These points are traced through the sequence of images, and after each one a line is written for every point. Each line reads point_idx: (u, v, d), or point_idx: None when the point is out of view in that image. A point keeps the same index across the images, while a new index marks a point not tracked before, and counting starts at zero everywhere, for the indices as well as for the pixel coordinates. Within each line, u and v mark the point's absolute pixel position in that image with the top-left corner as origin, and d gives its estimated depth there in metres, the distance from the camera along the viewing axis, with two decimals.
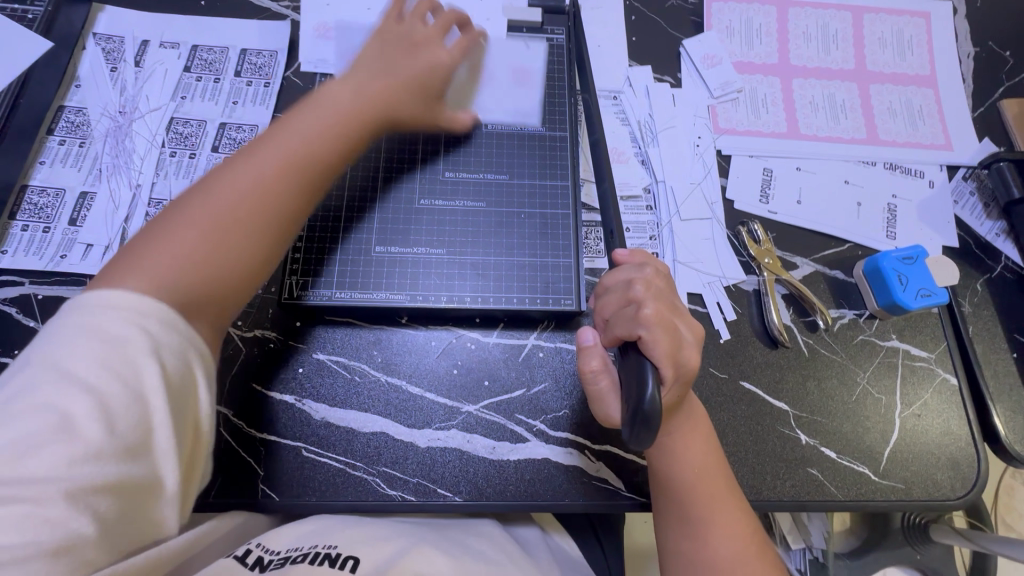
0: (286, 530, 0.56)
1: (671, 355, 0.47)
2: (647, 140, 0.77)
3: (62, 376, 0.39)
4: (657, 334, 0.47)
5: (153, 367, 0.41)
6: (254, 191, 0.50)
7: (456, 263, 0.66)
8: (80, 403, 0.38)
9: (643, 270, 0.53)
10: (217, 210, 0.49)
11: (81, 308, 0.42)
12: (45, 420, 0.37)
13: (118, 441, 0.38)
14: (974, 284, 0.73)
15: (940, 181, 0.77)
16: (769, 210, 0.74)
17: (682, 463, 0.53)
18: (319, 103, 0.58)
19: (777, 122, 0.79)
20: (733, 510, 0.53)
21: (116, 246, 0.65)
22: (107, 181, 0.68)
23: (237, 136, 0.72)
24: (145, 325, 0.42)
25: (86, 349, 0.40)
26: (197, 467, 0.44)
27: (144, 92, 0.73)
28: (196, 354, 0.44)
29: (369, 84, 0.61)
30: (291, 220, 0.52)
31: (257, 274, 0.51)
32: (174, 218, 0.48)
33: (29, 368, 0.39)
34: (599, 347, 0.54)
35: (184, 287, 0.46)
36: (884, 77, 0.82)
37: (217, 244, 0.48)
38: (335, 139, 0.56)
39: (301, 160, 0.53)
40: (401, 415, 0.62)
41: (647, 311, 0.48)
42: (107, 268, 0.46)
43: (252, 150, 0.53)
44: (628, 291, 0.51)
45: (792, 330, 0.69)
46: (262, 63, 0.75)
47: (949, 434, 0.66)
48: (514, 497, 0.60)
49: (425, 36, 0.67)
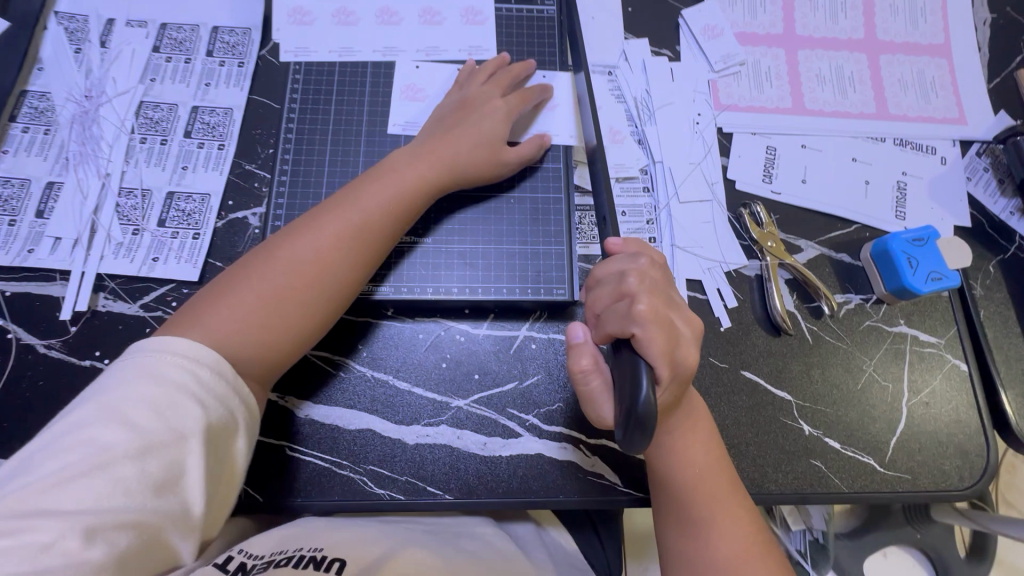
0: (261, 536, 0.54)
1: (667, 353, 0.45)
2: (644, 118, 0.73)
3: (114, 416, 0.42)
4: (652, 332, 0.44)
5: (196, 413, 0.44)
6: (313, 260, 0.53)
7: (443, 252, 0.63)
8: (124, 442, 0.41)
9: (637, 261, 0.50)
10: (278, 267, 0.52)
11: (148, 352, 0.46)
12: (93, 456, 0.40)
13: (156, 479, 0.42)
14: (987, 266, 0.70)
15: (953, 157, 0.73)
16: (773, 190, 0.71)
17: (683, 462, 0.52)
18: (387, 171, 0.58)
19: (781, 97, 0.75)
20: (735, 510, 0.51)
21: (85, 239, 0.62)
22: (75, 170, 0.65)
23: (211, 120, 0.68)
24: (200, 375, 0.46)
25: (140, 392, 0.44)
26: (224, 502, 0.47)
27: (111, 75, 0.69)
28: (236, 403, 0.47)
29: (429, 148, 0.60)
30: (343, 292, 0.54)
31: (307, 338, 0.54)
32: (241, 278, 0.52)
33: (89, 406, 0.43)
34: (590, 345, 0.51)
35: (243, 344, 0.50)
36: (894, 47, 0.77)
37: (273, 305, 0.51)
38: (392, 213, 0.56)
39: (358, 235, 0.54)
40: (388, 412, 0.60)
41: (641, 307, 0.45)
42: (183, 312, 0.51)
43: (317, 216, 0.55)
44: (621, 284, 0.48)
45: (795, 317, 0.66)
46: (235, 42, 0.71)
47: (958, 422, 0.64)
48: (507, 495, 0.58)
49: (487, 88, 0.65)
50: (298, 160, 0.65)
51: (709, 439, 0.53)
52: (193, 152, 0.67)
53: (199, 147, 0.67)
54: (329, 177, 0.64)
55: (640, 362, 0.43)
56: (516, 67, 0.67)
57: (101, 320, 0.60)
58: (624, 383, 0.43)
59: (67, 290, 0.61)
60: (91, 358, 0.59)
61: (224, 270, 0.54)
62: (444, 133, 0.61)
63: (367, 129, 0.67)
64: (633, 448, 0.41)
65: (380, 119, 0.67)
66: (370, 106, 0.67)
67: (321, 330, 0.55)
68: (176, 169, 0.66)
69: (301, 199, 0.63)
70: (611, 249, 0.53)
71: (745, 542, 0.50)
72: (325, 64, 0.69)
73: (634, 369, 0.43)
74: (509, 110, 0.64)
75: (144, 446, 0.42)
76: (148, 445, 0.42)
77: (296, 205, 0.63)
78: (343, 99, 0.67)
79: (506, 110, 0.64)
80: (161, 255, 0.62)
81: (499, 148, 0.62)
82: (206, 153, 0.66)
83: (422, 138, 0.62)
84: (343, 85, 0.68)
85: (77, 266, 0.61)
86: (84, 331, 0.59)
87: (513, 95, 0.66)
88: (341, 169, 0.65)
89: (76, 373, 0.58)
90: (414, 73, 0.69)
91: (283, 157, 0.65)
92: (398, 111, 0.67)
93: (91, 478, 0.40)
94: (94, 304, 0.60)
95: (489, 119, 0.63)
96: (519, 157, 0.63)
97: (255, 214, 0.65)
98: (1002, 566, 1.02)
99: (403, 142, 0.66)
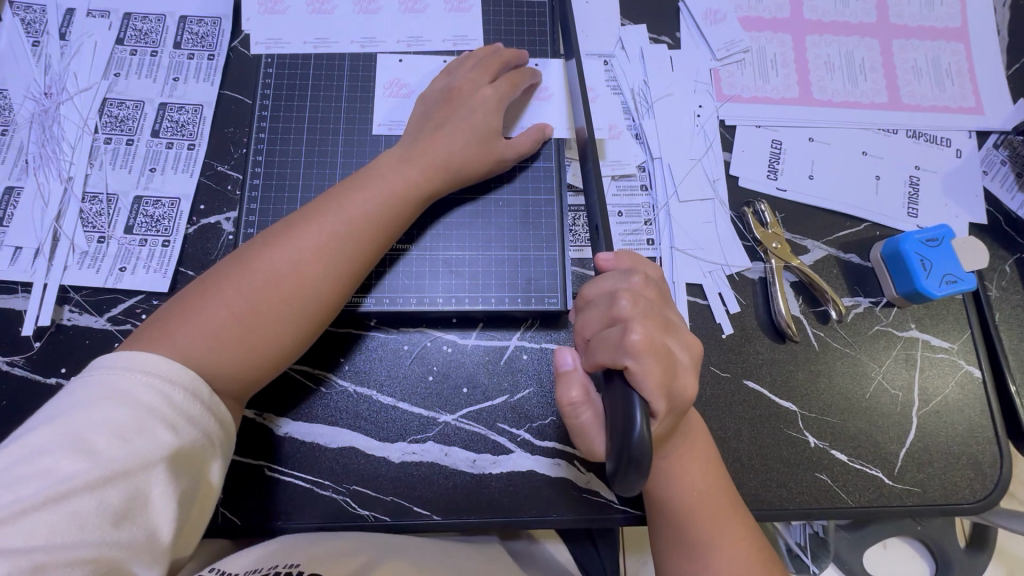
0: (237, 555, 0.48)
1: (663, 385, 0.43)
2: (641, 111, 0.68)
3: (70, 441, 0.37)
4: (647, 364, 0.42)
5: (166, 437, 0.39)
6: (297, 270, 0.48)
7: (427, 259, 0.60)
8: (80, 470, 0.36)
9: (629, 282, 0.48)
10: (254, 280, 0.47)
11: (112, 369, 0.41)
12: (44, 486, 0.35)
13: (119, 510, 0.37)
14: (1002, 265, 0.66)
15: (969, 150, 0.69)
16: (778, 187, 0.67)
17: (680, 483, 0.49)
18: (374, 175, 0.54)
19: (787, 87, 0.70)
20: (736, 530, 0.49)
21: (47, 248, 0.59)
22: (36, 174, 0.61)
23: (179, 118, 0.63)
24: (172, 395, 0.41)
25: (101, 414, 0.38)
26: (194, 531, 0.42)
27: (71, 70, 0.64)
28: (213, 425, 0.43)
29: (418, 149, 0.55)
30: (329, 305, 0.50)
31: (289, 355, 0.49)
32: (213, 292, 0.47)
33: (42, 429, 0.38)
34: (580, 372, 0.49)
35: (218, 363, 0.45)
36: (908, 31, 0.73)
37: (252, 319, 0.47)
38: (383, 219, 0.52)
39: (346, 243, 0.50)
40: (372, 429, 0.57)
41: (635, 336, 0.43)
42: (146, 328, 0.46)
43: (298, 224, 0.50)
44: (613, 309, 0.46)
45: (801, 322, 0.63)
46: (204, 33, 0.66)
47: (971, 431, 0.61)
48: (497, 514, 0.55)
49: (475, 74, 0.60)
50: (272, 161, 0.61)
51: (707, 457, 0.51)
52: (161, 152, 0.62)
53: (167, 148, 0.63)
54: (306, 179, 0.61)
55: (635, 395, 0.41)
56: (507, 54, 0.62)
57: (66, 334, 0.57)
58: (616, 415, 0.41)
59: (29, 303, 0.57)
60: (57, 375, 0.56)
61: (192, 281, 0.49)
62: (433, 131, 0.57)
63: (345, 126, 0.62)
64: (632, 488, 0.39)
65: (360, 115, 0.63)
66: (348, 102, 0.63)
67: (304, 345, 0.50)
68: (144, 172, 0.62)
69: (276, 203, 0.60)
70: (602, 266, 0.51)
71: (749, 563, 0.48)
72: (300, 57, 0.64)
73: (627, 401, 0.41)
74: (499, 98, 0.59)
75: (105, 475, 0.37)
76: (110, 472, 0.37)
77: (271, 210, 0.59)
78: (319, 95, 0.63)
79: (496, 98, 0.59)
80: (129, 264, 0.59)
81: (493, 143, 0.58)
82: (175, 153, 0.62)
83: (409, 137, 0.57)
84: (319, 79, 0.64)
85: (40, 278, 0.58)
86: (49, 347, 0.56)
87: (502, 79, 0.60)
88: (318, 171, 0.61)
89: (41, 391, 0.55)
90: (395, 64, 0.65)
91: (256, 158, 0.61)
92: (378, 106, 0.63)
93: (41, 511, 0.35)
94: (58, 317, 0.57)
95: (480, 112, 0.58)
96: (515, 154, 0.60)
97: (228, 219, 0.61)
98: (1003, 557, 1.00)
99: (383, 141, 0.62)
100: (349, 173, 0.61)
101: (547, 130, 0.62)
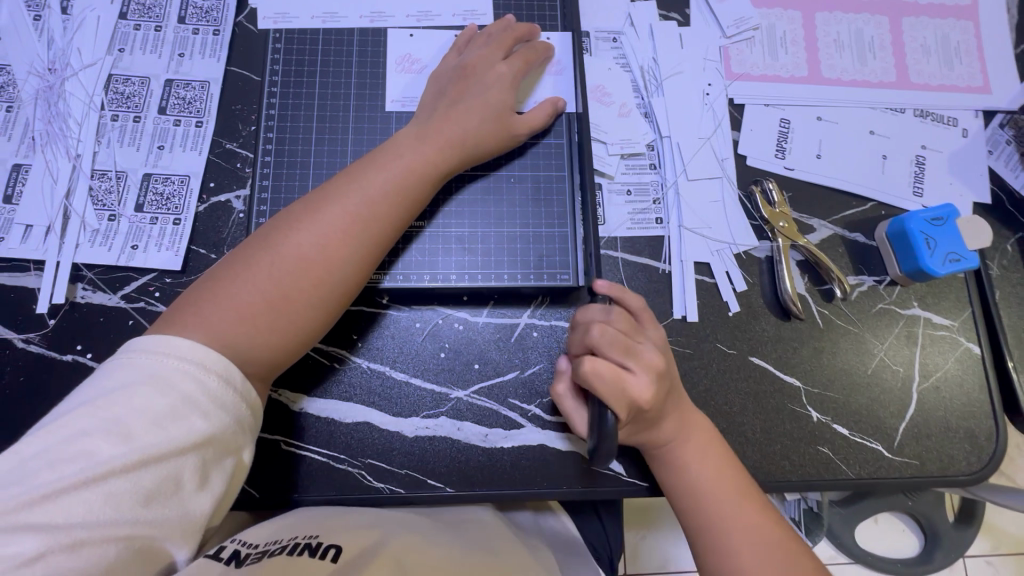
0: (258, 527, 0.50)
1: (619, 397, 0.48)
2: (651, 89, 0.68)
3: (107, 424, 0.38)
4: (606, 385, 0.48)
5: (199, 425, 0.40)
6: (322, 254, 0.48)
7: (440, 237, 0.60)
8: (116, 453, 0.37)
9: (607, 315, 0.53)
10: (282, 263, 0.48)
11: (148, 352, 0.42)
12: (82, 468, 0.36)
13: (154, 490, 0.38)
14: (1004, 245, 0.67)
15: (975, 129, 0.69)
16: (785, 166, 0.67)
17: (690, 471, 0.52)
18: (391, 154, 0.54)
19: (796, 65, 0.70)
20: (755, 514, 0.50)
21: (59, 225, 0.59)
22: (43, 151, 0.60)
23: (185, 94, 0.63)
24: (207, 383, 0.42)
25: (138, 399, 0.39)
26: (221, 512, 0.44)
27: (75, 45, 0.63)
28: (244, 412, 0.43)
29: (433, 127, 0.55)
30: (354, 286, 0.50)
31: (315, 336, 0.50)
32: (240, 275, 0.47)
33: (80, 410, 0.39)
34: (573, 370, 0.56)
35: (251, 347, 0.46)
36: (918, 9, 0.72)
37: (283, 304, 0.47)
38: (402, 200, 0.52)
39: (368, 225, 0.50)
40: (386, 404, 0.58)
41: (588, 364, 0.49)
42: (174, 310, 0.46)
43: (319, 205, 0.50)
44: (587, 338, 0.52)
45: (806, 300, 0.64)
46: (209, 7, 0.65)
47: (969, 406, 0.63)
48: (509, 486, 0.57)
49: (487, 50, 0.59)
50: (283, 139, 0.61)
51: (714, 449, 0.53)
52: (169, 130, 0.62)
53: (175, 125, 0.62)
54: (317, 156, 0.60)
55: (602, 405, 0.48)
56: (520, 29, 0.62)
57: (80, 311, 0.57)
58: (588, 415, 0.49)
59: (42, 281, 0.57)
60: (72, 352, 0.56)
61: (216, 265, 0.49)
62: (447, 109, 0.57)
63: (355, 103, 0.62)
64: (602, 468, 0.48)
65: (370, 92, 0.62)
66: (357, 78, 0.63)
67: (328, 327, 0.51)
68: (152, 149, 0.61)
69: (287, 181, 0.60)
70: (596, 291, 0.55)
71: (767, 543, 0.49)
72: (308, 32, 0.63)
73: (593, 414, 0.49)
74: (513, 75, 0.59)
75: (141, 459, 0.38)
76: (145, 458, 0.38)
77: (282, 188, 0.59)
78: (328, 71, 0.63)
79: (510, 75, 0.59)
80: (140, 242, 0.59)
81: (506, 119, 0.58)
82: (183, 131, 0.62)
83: (423, 115, 0.57)
84: (327, 55, 0.63)
85: (52, 256, 0.58)
86: (64, 324, 0.57)
87: (515, 56, 0.60)
88: (328, 149, 0.61)
89: (57, 368, 0.56)
90: (404, 38, 0.64)
91: (266, 135, 0.60)
92: (389, 83, 0.63)
93: (79, 491, 0.36)
94: (72, 295, 0.57)
95: (493, 88, 0.58)
96: (527, 130, 0.59)
97: (239, 197, 0.61)
98: (990, 530, 1.03)
99: (394, 119, 0.62)
100: (360, 150, 0.61)
101: (559, 103, 0.62)
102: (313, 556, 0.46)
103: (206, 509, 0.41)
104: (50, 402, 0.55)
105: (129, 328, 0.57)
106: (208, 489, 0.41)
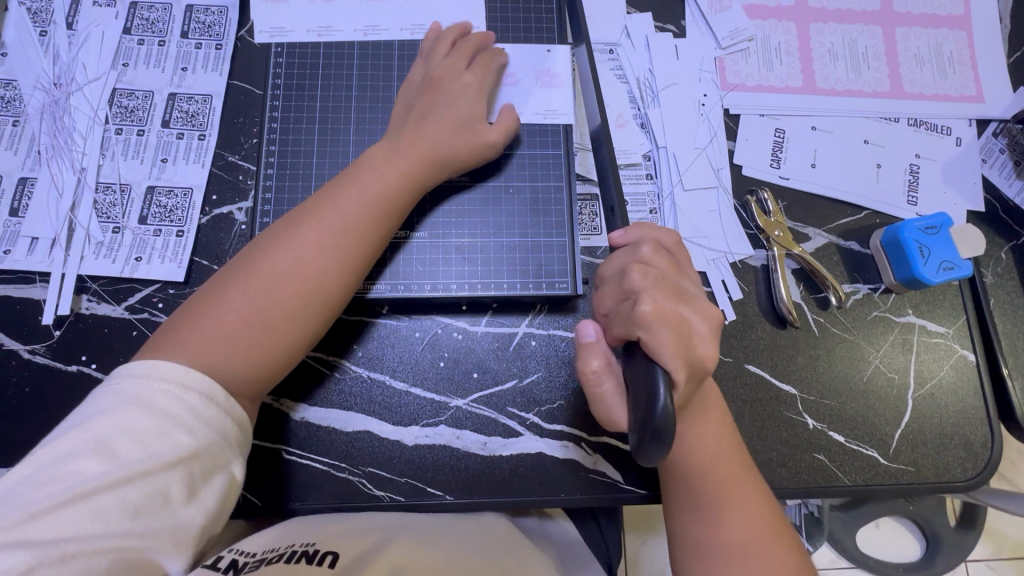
0: (252, 537, 0.50)
1: (681, 350, 0.43)
2: (647, 100, 0.69)
3: (94, 444, 0.39)
4: (659, 334, 0.43)
5: (184, 440, 0.41)
6: (298, 272, 0.49)
7: (440, 247, 0.61)
8: (104, 470, 0.38)
9: (636, 253, 0.49)
10: (260, 285, 0.48)
11: (131, 375, 0.43)
12: (68, 486, 0.37)
13: (143, 505, 0.39)
14: (998, 253, 0.68)
15: (969, 139, 0.70)
16: (781, 176, 0.68)
17: (673, 452, 0.51)
18: (362, 170, 0.54)
19: (791, 76, 0.71)
20: (712, 505, 0.50)
21: (63, 238, 0.60)
22: (49, 164, 0.62)
23: (188, 107, 0.64)
24: (190, 401, 0.43)
25: (122, 418, 0.40)
26: (213, 528, 0.44)
27: (80, 60, 0.64)
28: (230, 426, 0.44)
29: (405, 141, 0.56)
30: (333, 300, 0.51)
31: (300, 352, 0.51)
32: (220, 299, 0.48)
33: (68, 432, 0.40)
34: (601, 343, 0.49)
35: (233, 367, 0.46)
36: (911, 19, 0.73)
37: (263, 322, 0.48)
38: (380, 212, 0.53)
39: (343, 241, 0.51)
40: (387, 413, 0.58)
41: (646, 307, 0.44)
42: (157, 337, 0.47)
43: (294, 225, 0.51)
44: (625, 283, 0.47)
45: (801, 308, 0.64)
46: (211, 22, 0.66)
47: (963, 413, 0.63)
48: (507, 494, 0.57)
49: (451, 60, 0.60)
50: (285, 150, 0.61)
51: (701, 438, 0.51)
52: (172, 143, 0.63)
53: (178, 138, 0.63)
54: (318, 169, 0.61)
55: (658, 371, 0.41)
56: (476, 37, 0.63)
57: (85, 323, 0.58)
58: (639, 388, 0.42)
59: (47, 293, 0.58)
60: (77, 363, 0.57)
61: (196, 291, 0.50)
62: (416, 123, 0.57)
63: (356, 115, 0.63)
64: (651, 459, 0.40)
65: (370, 105, 0.63)
66: (358, 91, 0.64)
67: (312, 343, 0.52)
68: (156, 162, 0.62)
69: (290, 193, 0.60)
70: (614, 243, 0.52)
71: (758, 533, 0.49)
72: (309, 46, 0.64)
73: (650, 375, 0.42)
74: (480, 83, 0.60)
75: (127, 476, 0.39)
76: (132, 474, 0.39)
77: (284, 200, 0.60)
78: (330, 83, 0.64)
79: (475, 84, 0.60)
80: (144, 254, 0.60)
81: (476, 127, 0.59)
82: (186, 144, 0.63)
83: (395, 129, 0.58)
84: (328, 68, 0.64)
85: (57, 269, 0.59)
86: (69, 336, 0.58)
87: (478, 65, 0.61)
88: (330, 160, 0.62)
89: (63, 378, 0.56)
90: (404, 52, 0.65)
91: (267, 147, 0.61)
92: (390, 95, 0.64)
93: (67, 507, 0.37)
94: (77, 306, 0.58)
95: (458, 97, 0.59)
96: (500, 135, 0.59)
97: (241, 209, 0.62)
98: (991, 533, 1.03)
99: None
100: None
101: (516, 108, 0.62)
102: (311, 563, 0.46)
103: (197, 522, 0.41)
104: (55, 413, 0.56)
105: (133, 339, 0.58)
106: (197, 503, 0.41)
